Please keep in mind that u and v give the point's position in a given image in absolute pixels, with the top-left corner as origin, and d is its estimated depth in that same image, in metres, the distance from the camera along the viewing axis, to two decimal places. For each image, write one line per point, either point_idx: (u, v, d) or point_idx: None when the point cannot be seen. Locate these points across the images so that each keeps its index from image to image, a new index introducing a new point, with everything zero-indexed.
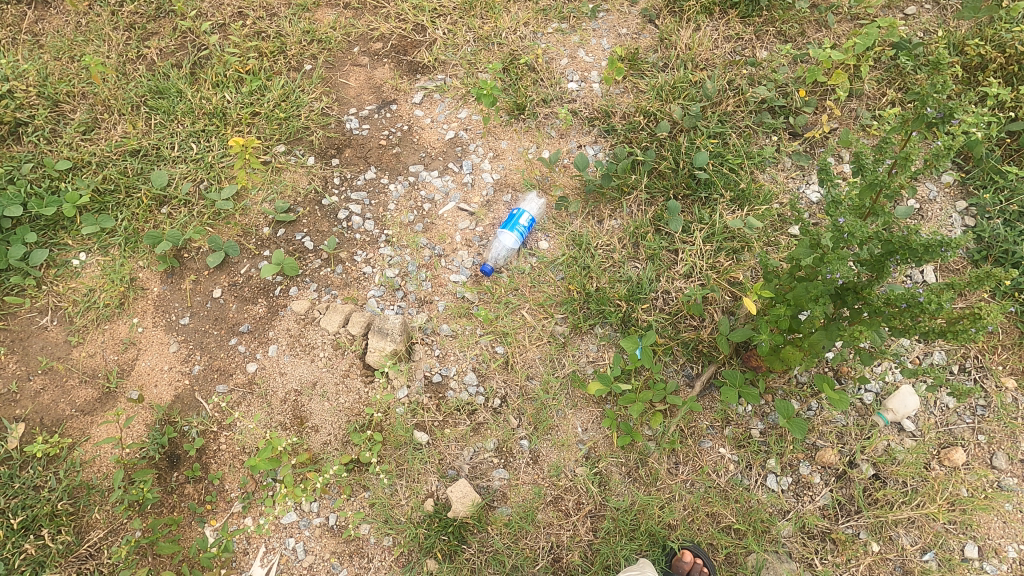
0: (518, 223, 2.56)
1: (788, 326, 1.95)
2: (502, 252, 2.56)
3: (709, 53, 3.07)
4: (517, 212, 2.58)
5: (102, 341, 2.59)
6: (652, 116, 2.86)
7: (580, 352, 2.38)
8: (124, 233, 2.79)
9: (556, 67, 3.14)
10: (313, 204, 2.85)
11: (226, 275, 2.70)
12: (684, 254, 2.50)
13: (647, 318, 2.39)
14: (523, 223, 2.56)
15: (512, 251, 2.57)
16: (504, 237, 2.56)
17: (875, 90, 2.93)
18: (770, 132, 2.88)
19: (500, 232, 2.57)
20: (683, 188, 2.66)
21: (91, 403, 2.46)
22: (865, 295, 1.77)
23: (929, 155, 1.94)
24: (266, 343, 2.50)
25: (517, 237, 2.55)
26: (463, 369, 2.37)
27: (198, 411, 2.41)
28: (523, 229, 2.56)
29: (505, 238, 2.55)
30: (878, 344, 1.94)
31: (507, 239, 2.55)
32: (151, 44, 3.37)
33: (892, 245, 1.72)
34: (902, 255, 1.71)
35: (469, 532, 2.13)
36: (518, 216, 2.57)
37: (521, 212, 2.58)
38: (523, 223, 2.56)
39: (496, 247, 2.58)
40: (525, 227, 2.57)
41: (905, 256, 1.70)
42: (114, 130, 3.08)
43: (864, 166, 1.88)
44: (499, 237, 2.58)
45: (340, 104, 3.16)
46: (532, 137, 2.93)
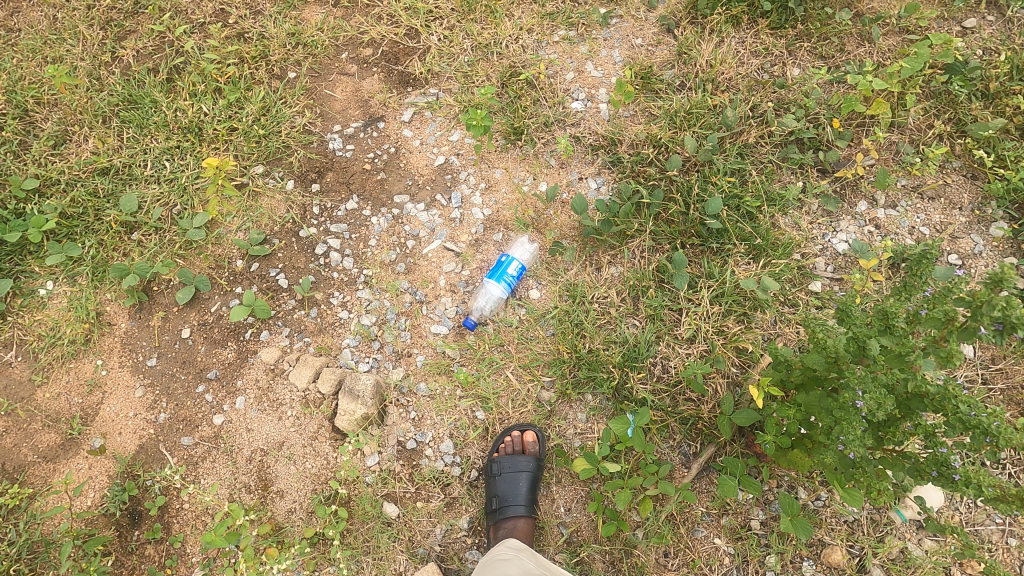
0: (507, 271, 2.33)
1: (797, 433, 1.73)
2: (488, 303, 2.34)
3: (733, 72, 2.73)
4: (507, 258, 2.35)
5: (66, 381, 2.47)
6: (663, 147, 2.56)
7: (567, 422, 2.19)
8: (91, 262, 2.63)
9: (560, 83, 2.83)
10: (290, 235, 2.65)
11: (196, 313, 2.53)
12: (689, 314, 2.24)
13: (643, 388, 2.17)
14: (513, 271, 2.33)
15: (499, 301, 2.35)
16: (491, 287, 2.34)
17: (922, 120, 2.57)
18: (796, 169, 2.57)
19: (486, 281, 2.35)
20: (692, 235, 2.38)
21: (53, 449, 2.36)
22: (886, 435, 1.54)
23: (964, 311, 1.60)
24: (233, 394, 2.36)
25: (505, 288, 2.32)
26: (440, 435, 2.20)
27: (162, 464, 2.30)
28: (512, 278, 2.33)
29: (492, 288, 2.33)
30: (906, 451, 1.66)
31: (494, 289, 2.33)
32: (127, 44, 3.13)
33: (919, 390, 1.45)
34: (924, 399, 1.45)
35: None
36: (508, 263, 2.34)
37: (511, 258, 2.35)
38: (512, 271, 2.33)
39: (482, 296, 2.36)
40: (515, 276, 2.34)
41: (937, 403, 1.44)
42: (85, 145, 2.88)
43: (893, 328, 1.52)
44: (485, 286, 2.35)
45: (324, 120, 2.91)
46: (529, 167, 2.65)
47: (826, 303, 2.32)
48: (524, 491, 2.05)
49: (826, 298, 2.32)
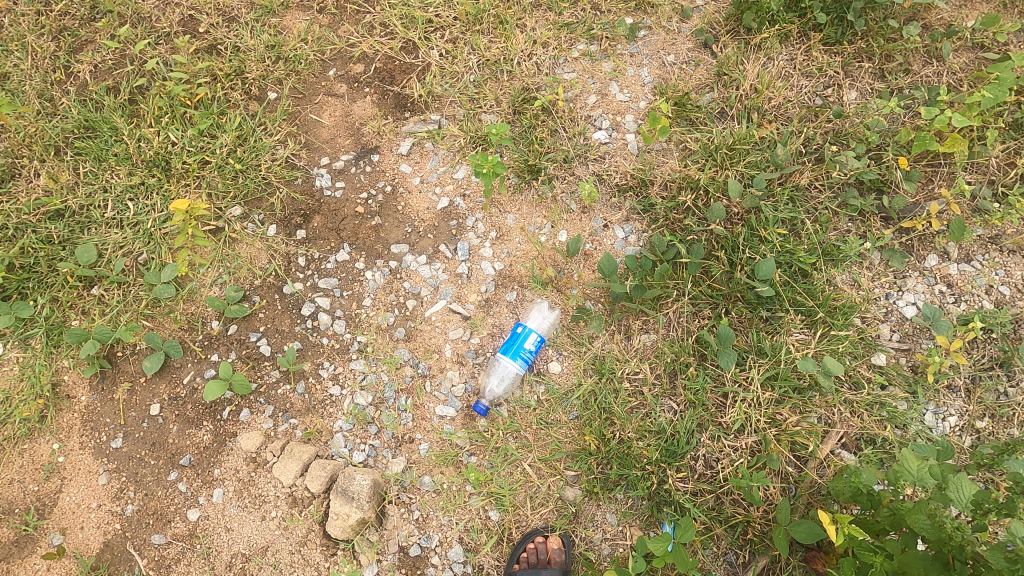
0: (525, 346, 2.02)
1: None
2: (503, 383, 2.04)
3: (783, 97, 2.35)
4: (523, 330, 2.04)
5: (20, 465, 2.17)
6: (703, 191, 2.20)
7: (593, 526, 1.91)
8: (45, 324, 2.29)
9: (582, 107, 2.44)
10: (272, 291, 2.31)
11: (167, 385, 2.22)
12: (736, 399, 1.93)
13: (683, 489, 1.87)
14: (531, 345, 2.03)
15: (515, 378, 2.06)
16: (506, 364, 2.03)
17: (1004, 158, 2.20)
18: (855, 216, 2.22)
19: (500, 357, 2.04)
20: (738, 300, 2.04)
21: (6, 547, 2.08)
22: None
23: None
24: (210, 485, 2.06)
25: (523, 366, 2.02)
26: (448, 540, 1.92)
27: (130, 567, 2.03)
28: (530, 354, 2.03)
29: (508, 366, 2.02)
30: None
31: (510, 367, 2.03)
32: (82, 58, 2.72)
33: None
34: None
35: None
36: (525, 336, 2.03)
37: (528, 330, 2.04)
38: (530, 346, 2.03)
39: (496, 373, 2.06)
40: (533, 351, 2.03)
41: None
42: (36, 181, 2.51)
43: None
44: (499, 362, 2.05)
45: (309, 150, 2.53)
46: (546, 211, 2.30)
47: (890, 380, 2.02)
48: None
49: (892, 372, 2.02)
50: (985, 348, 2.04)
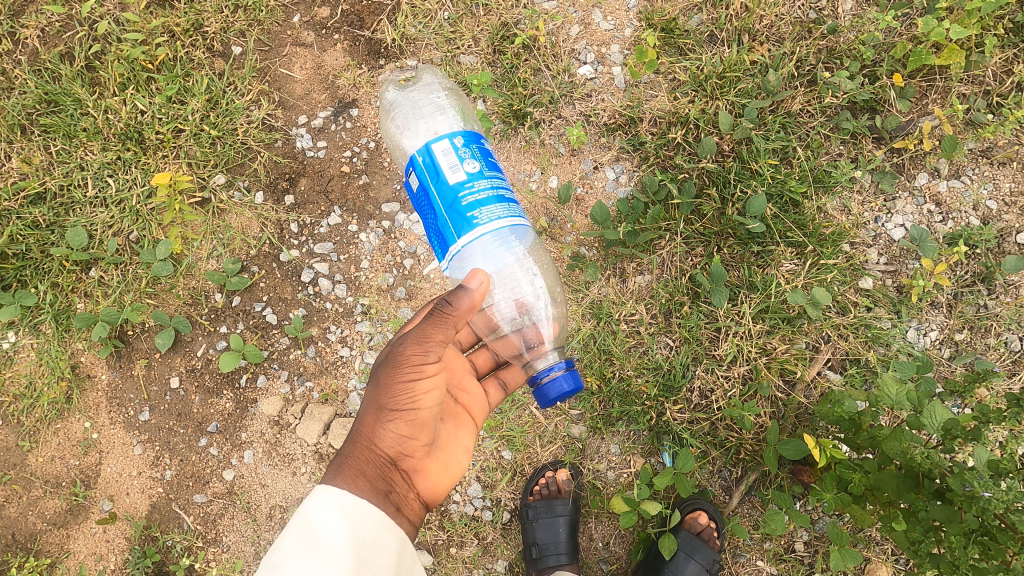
0: (452, 168, 1.55)
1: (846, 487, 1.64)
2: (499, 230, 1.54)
3: (775, 14, 2.21)
4: (423, 162, 1.57)
5: (57, 443, 2.31)
6: (692, 125, 2.16)
7: (600, 457, 2.07)
8: (53, 309, 2.33)
9: (564, 42, 2.30)
10: (269, 260, 2.33)
11: (182, 358, 2.30)
12: (729, 333, 2.02)
13: (680, 419, 2.01)
14: (461, 153, 1.57)
15: (516, 240, 1.72)
16: (467, 222, 1.51)
17: (1000, 64, 2.12)
18: (846, 139, 2.18)
19: (456, 224, 1.52)
20: (730, 236, 2.09)
21: (61, 515, 2.26)
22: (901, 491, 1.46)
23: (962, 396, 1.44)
24: (240, 448, 2.22)
25: (495, 182, 1.58)
26: (467, 479, 2.10)
27: (179, 524, 2.22)
28: (482, 162, 1.59)
29: (477, 212, 1.52)
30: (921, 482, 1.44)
31: (486, 207, 1.53)
32: (26, 22, 2.47)
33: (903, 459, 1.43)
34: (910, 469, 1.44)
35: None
36: (433, 162, 1.56)
37: (424, 154, 1.57)
38: (463, 153, 1.57)
39: (481, 259, 1.65)
40: (480, 155, 1.60)
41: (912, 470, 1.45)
42: (8, 165, 2.41)
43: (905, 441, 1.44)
44: (461, 232, 1.51)
45: (285, 109, 2.42)
46: (535, 158, 2.27)
47: (876, 302, 2.09)
48: (564, 536, 2.01)
49: (878, 294, 2.09)
50: (968, 265, 2.10)
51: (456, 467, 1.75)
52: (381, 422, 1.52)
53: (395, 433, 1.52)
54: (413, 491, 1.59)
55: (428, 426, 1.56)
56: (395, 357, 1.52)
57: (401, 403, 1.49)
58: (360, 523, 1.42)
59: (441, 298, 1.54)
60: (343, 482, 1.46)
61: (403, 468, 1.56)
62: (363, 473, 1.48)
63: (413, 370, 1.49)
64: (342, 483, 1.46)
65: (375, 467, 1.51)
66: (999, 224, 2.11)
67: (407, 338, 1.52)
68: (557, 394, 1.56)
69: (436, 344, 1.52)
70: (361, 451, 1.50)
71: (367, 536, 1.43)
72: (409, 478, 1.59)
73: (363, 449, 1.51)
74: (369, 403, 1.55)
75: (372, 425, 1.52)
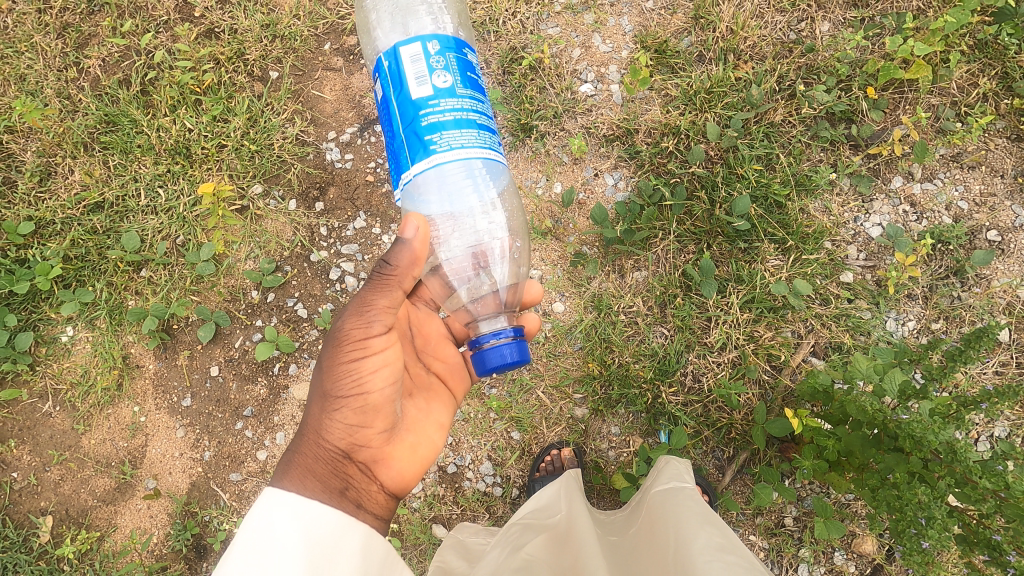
0: (419, 80, 1.50)
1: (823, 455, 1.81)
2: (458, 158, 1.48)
3: (758, 36, 2.43)
4: (389, 70, 1.54)
5: (108, 427, 2.55)
6: (684, 135, 2.38)
7: (601, 437, 2.27)
8: (107, 306, 2.60)
9: (567, 64, 2.55)
10: (301, 260, 2.58)
11: (221, 350, 2.54)
12: (719, 322, 2.24)
13: (675, 401, 2.22)
14: (432, 62, 1.51)
15: (489, 180, 1.67)
16: (422, 143, 1.47)
17: (966, 77, 2.31)
18: (826, 146, 2.37)
19: (413, 149, 1.48)
20: (719, 235, 2.29)
21: (110, 492, 2.50)
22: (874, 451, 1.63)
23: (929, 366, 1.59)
24: (273, 430, 2.46)
25: (464, 105, 1.51)
26: (479, 457, 2.32)
27: (216, 500, 2.45)
28: (454, 76, 1.52)
29: (435, 137, 1.47)
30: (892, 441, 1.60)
31: (445, 133, 1.47)
32: (90, 53, 2.79)
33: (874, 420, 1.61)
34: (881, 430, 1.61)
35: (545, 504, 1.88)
36: (399, 69, 1.52)
37: (395, 60, 1.52)
38: (435, 63, 1.51)
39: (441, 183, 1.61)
40: (455, 66, 1.54)
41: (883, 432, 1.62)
42: (72, 178, 2.70)
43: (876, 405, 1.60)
44: (415, 158, 1.48)
45: (316, 126, 2.69)
46: (541, 166, 2.50)
47: (856, 294, 2.26)
48: None
49: (858, 287, 2.26)
50: (941, 260, 2.26)
51: (428, 450, 1.72)
52: (326, 413, 1.49)
53: (344, 422, 1.49)
54: (375, 483, 1.56)
55: (381, 411, 1.54)
56: (334, 336, 1.49)
57: (344, 388, 1.47)
58: (310, 527, 1.32)
59: (377, 260, 1.51)
60: (292, 480, 1.42)
61: (359, 460, 1.53)
62: (310, 470, 1.45)
63: (354, 347, 1.46)
64: (288, 484, 1.40)
65: (324, 463, 1.47)
66: (970, 222, 2.28)
67: (344, 315, 1.49)
68: (497, 363, 1.51)
69: (377, 312, 1.49)
70: (309, 445, 1.48)
71: (321, 538, 1.31)
72: (370, 467, 1.56)
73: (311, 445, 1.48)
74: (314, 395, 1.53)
75: (319, 416, 1.51)
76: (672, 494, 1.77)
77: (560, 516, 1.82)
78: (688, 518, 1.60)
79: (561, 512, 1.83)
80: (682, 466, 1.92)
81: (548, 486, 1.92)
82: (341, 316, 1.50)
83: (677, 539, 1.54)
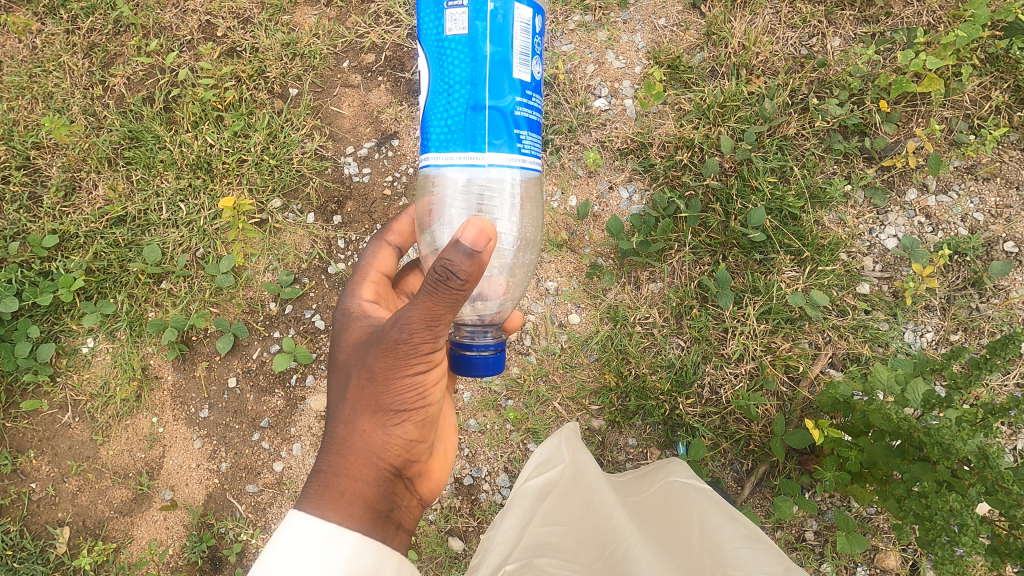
0: (522, 60, 1.41)
1: (845, 467, 1.80)
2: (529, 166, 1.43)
3: (769, 51, 2.46)
4: (495, 23, 1.37)
5: (126, 438, 2.57)
6: (698, 148, 2.41)
7: (618, 448, 2.27)
8: (128, 318, 2.63)
9: (581, 79, 2.60)
10: (319, 273, 2.61)
11: (239, 361, 2.56)
12: (736, 333, 2.24)
13: (692, 412, 2.21)
14: (534, 48, 1.43)
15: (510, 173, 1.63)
16: (510, 130, 1.38)
17: (978, 91, 2.32)
18: (840, 158, 2.38)
19: (495, 132, 1.37)
20: (734, 246, 2.31)
21: (127, 503, 2.51)
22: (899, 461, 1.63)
23: (953, 374, 1.59)
24: (289, 441, 2.47)
25: (544, 108, 1.48)
26: (496, 469, 2.32)
27: (232, 512, 2.45)
28: (543, 71, 1.48)
29: (523, 134, 1.40)
30: (918, 451, 1.60)
31: (529, 135, 1.42)
32: (116, 71, 2.86)
33: (898, 430, 1.61)
34: (906, 441, 1.61)
35: (548, 460, 1.97)
36: (506, 31, 1.38)
37: (505, 17, 1.37)
38: (537, 50, 1.44)
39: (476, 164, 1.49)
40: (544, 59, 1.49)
41: (909, 442, 1.61)
42: (96, 192, 2.76)
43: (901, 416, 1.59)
44: (495, 145, 1.37)
45: (335, 141, 2.74)
46: (556, 179, 2.53)
47: (873, 305, 2.26)
48: None
49: (875, 298, 2.26)
50: (958, 271, 2.26)
51: (449, 454, 1.79)
52: (382, 429, 1.46)
53: (402, 438, 1.48)
54: (415, 496, 1.59)
55: (432, 425, 1.56)
56: (394, 347, 1.38)
57: (406, 401, 1.45)
58: (354, 556, 1.32)
59: (439, 269, 1.27)
60: (342, 505, 1.39)
61: (407, 475, 1.54)
62: (362, 494, 1.43)
63: (421, 360, 1.40)
64: (337, 512, 1.38)
65: (376, 484, 1.46)
66: (985, 233, 2.28)
67: (410, 325, 1.35)
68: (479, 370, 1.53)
69: (445, 325, 1.37)
70: (360, 459, 1.44)
71: (366, 563, 1.34)
72: (414, 480, 1.58)
73: (362, 457, 1.45)
74: (360, 402, 1.46)
75: (371, 433, 1.46)
76: (689, 489, 1.77)
77: (563, 468, 1.89)
78: (707, 507, 1.64)
79: (563, 461, 1.91)
80: (685, 465, 1.94)
81: (550, 442, 2.04)
82: (404, 326, 1.36)
83: (696, 525, 1.58)
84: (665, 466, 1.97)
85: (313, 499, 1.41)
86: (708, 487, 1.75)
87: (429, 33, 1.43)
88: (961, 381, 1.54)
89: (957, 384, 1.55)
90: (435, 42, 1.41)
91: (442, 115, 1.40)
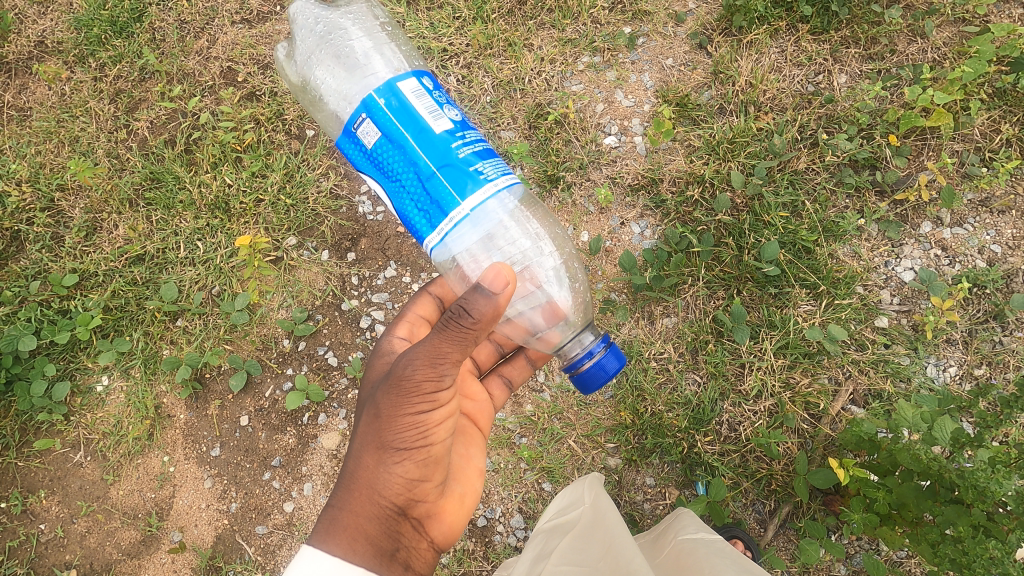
0: (433, 116, 1.51)
1: (873, 509, 1.74)
2: (503, 187, 1.50)
3: (776, 89, 2.51)
4: (392, 109, 1.50)
5: (137, 477, 2.55)
6: (708, 184, 2.43)
7: (635, 488, 2.21)
8: (143, 355, 2.65)
9: (590, 118, 2.65)
10: (333, 309, 2.63)
11: (252, 399, 2.55)
12: (753, 368, 2.21)
13: (711, 450, 2.16)
14: (435, 99, 1.55)
15: (507, 198, 1.66)
16: (463, 175, 1.47)
17: (987, 124, 2.34)
18: (851, 192, 2.39)
19: (459, 186, 1.46)
20: (748, 280, 2.29)
21: (135, 545, 2.47)
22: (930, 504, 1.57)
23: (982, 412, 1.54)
24: (300, 481, 2.44)
25: (481, 137, 1.56)
26: (510, 510, 2.27)
27: (241, 554, 2.42)
28: (457, 111, 1.58)
29: (479, 167, 1.48)
30: (950, 493, 1.55)
31: (486, 162, 1.50)
32: (140, 115, 2.96)
33: (928, 471, 1.56)
34: (936, 482, 1.55)
35: (569, 502, 1.98)
36: (407, 106, 1.50)
37: (396, 97, 1.50)
38: (439, 99, 1.56)
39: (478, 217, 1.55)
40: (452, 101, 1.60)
41: (940, 484, 1.55)
42: (117, 232, 2.82)
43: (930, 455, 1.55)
44: (466, 194, 1.46)
45: (350, 179, 2.79)
46: (568, 215, 2.55)
47: (893, 340, 2.22)
48: None
49: (894, 332, 2.22)
50: (979, 304, 2.23)
51: (470, 498, 1.72)
52: (384, 467, 1.42)
53: (404, 477, 1.44)
54: (425, 539, 1.54)
55: (439, 465, 1.51)
56: (397, 385, 1.39)
57: (408, 440, 1.41)
58: None
59: (456, 308, 1.34)
60: (343, 541, 1.37)
61: (414, 515, 1.49)
62: (364, 530, 1.40)
63: (423, 399, 1.39)
64: (338, 547, 1.36)
65: (380, 522, 1.42)
66: (1003, 265, 2.25)
67: (414, 362, 1.38)
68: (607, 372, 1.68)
69: (450, 365, 1.38)
70: (363, 498, 1.41)
71: None
72: (420, 522, 1.52)
73: (367, 494, 1.42)
74: (366, 439, 1.45)
75: (374, 469, 1.42)
76: (702, 544, 1.80)
77: (583, 509, 1.90)
78: (722, 565, 1.67)
79: (583, 503, 1.93)
80: (697, 520, 1.97)
81: (572, 487, 2.05)
82: (408, 363, 1.38)
83: None
84: (676, 522, 1.99)
85: (321, 534, 1.39)
86: (721, 542, 1.79)
87: (356, 156, 1.59)
88: (990, 419, 1.50)
89: (987, 422, 1.51)
90: (365, 159, 1.56)
91: (414, 207, 1.52)
